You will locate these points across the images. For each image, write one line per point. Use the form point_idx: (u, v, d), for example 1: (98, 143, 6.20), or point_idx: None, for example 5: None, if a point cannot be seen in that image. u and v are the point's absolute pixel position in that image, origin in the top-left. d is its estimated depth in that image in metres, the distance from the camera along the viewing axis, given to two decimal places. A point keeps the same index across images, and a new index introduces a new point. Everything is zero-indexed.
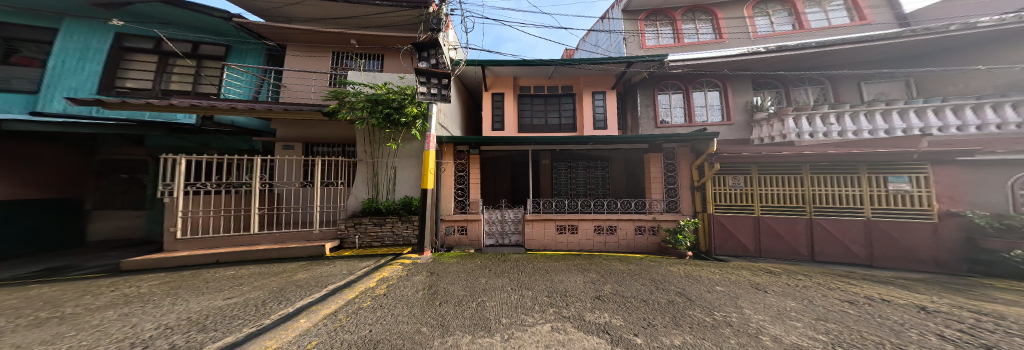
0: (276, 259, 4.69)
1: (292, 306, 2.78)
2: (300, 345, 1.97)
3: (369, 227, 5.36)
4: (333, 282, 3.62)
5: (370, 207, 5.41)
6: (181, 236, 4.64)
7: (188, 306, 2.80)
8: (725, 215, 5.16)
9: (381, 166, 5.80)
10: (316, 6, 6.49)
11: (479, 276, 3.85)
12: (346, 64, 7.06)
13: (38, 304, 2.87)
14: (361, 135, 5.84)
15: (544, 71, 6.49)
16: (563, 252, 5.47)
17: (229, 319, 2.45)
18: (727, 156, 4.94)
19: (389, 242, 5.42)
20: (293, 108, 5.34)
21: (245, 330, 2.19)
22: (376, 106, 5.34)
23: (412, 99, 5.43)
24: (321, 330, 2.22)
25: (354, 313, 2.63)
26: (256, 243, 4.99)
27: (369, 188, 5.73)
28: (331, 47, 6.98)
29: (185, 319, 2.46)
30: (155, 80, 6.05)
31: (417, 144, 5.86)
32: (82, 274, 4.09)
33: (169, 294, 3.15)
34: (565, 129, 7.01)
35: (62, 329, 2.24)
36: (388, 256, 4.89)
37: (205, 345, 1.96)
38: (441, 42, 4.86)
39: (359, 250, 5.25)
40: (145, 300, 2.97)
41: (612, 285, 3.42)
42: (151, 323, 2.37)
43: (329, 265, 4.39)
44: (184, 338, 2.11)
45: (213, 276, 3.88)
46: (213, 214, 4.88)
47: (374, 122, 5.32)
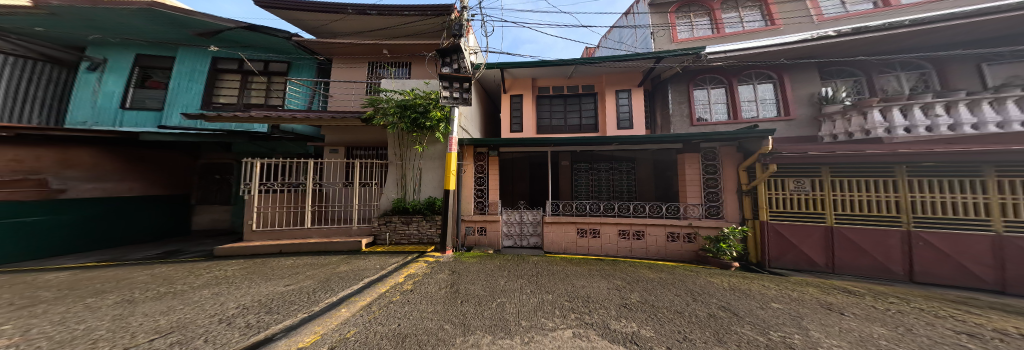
0: (323, 251, 5.17)
1: (336, 295, 3.05)
2: (341, 333, 2.13)
3: (397, 226, 5.69)
4: (367, 275, 3.89)
5: (399, 206, 5.77)
6: (256, 228, 5.38)
7: (258, 290, 3.17)
8: (784, 223, 4.61)
9: (409, 167, 6.11)
10: (351, 20, 7.11)
11: (498, 277, 3.88)
12: (379, 73, 7.59)
13: (159, 281, 3.50)
14: (391, 138, 6.21)
15: (564, 71, 6.41)
16: (583, 256, 5.31)
17: (288, 304, 2.75)
18: (787, 157, 4.36)
19: (416, 239, 5.70)
20: (337, 115, 5.86)
21: (299, 315, 2.44)
22: (405, 111, 5.65)
23: (435, 103, 5.66)
24: (358, 320, 2.40)
25: (386, 306, 2.80)
26: (308, 237, 5.55)
27: (399, 189, 6.08)
28: (365, 58, 7.55)
29: (257, 301, 2.80)
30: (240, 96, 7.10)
31: (440, 147, 6.11)
32: (188, 257, 4.91)
33: (246, 278, 3.61)
34: (586, 130, 6.80)
35: (173, 303, 2.70)
36: (414, 253, 5.12)
37: (270, 326, 2.21)
38: (463, 47, 4.99)
39: (390, 246, 5.59)
40: (230, 282, 3.45)
41: (640, 293, 3.23)
42: (234, 303, 2.75)
43: (365, 259, 4.74)
44: (256, 318, 2.39)
45: (278, 264, 4.40)
46: (280, 209, 5.59)
47: (403, 126, 5.63)
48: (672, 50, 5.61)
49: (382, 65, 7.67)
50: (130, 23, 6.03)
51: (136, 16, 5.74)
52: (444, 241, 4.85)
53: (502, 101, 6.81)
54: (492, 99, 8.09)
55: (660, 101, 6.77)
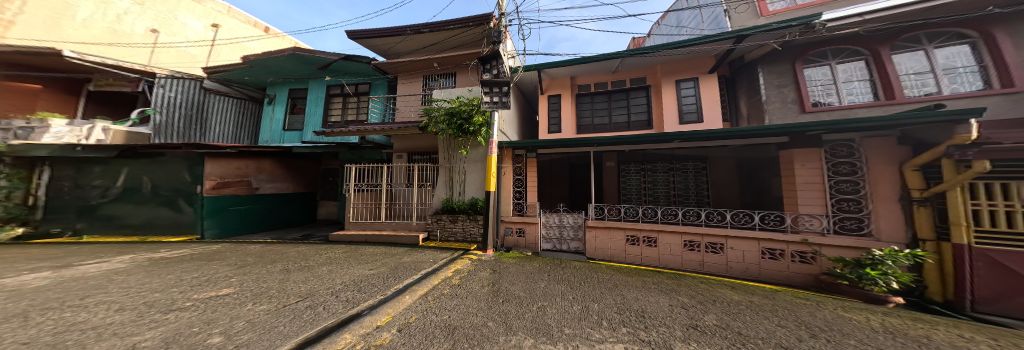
0: (391, 243, 6.04)
1: (401, 283, 3.50)
2: (406, 317, 2.45)
3: (445, 224, 6.16)
4: (424, 267, 4.33)
5: (447, 206, 6.27)
6: (351, 219, 6.57)
7: (354, 271, 3.90)
8: (1002, 251, 3.21)
9: (456, 170, 6.55)
10: (408, 39, 8.18)
11: (538, 280, 3.81)
12: (430, 85, 8.35)
13: (296, 257, 4.62)
14: (441, 143, 6.76)
15: (609, 65, 5.97)
16: (635, 266, 4.85)
17: (371, 285, 3.28)
18: (1010, 149, 3.08)
19: (461, 237, 6.06)
20: (400, 126, 6.71)
21: (379, 297, 2.92)
22: (452, 118, 6.07)
23: (477, 109, 5.93)
24: (417, 307, 2.71)
25: (439, 297, 3.09)
26: (382, 229, 6.49)
27: (448, 190, 6.57)
28: (420, 73, 8.42)
29: (353, 281, 3.44)
30: (341, 114, 8.74)
31: (481, 150, 6.40)
32: (310, 239, 6.37)
33: (343, 261, 4.46)
34: (636, 127, 6.21)
35: (306, 275, 3.57)
36: (459, 251, 5.46)
37: (362, 302, 2.75)
38: (502, 52, 5.12)
39: (440, 242, 6.10)
40: (339, 262, 4.33)
41: (717, 315, 2.75)
42: (338, 279, 3.45)
43: (422, 253, 5.28)
44: (349, 295, 2.93)
45: (367, 251, 5.28)
46: (368, 206, 6.63)
47: (450, 132, 6.07)
48: (759, 26, 4.69)
49: (433, 77, 8.42)
50: (277, 66, 8.16)
51: (286, 59, 7.82)
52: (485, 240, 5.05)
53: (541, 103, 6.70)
54: (530, 100, 8.02)
55: (743, 88, 5.85)
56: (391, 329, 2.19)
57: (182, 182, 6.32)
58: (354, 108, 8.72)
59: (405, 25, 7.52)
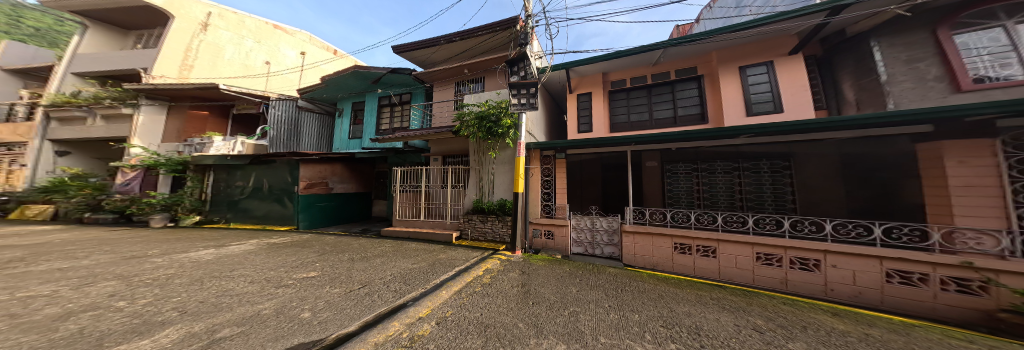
0: (429, 240, 6.50)
1: (437, 278, 3.77)
2: (443, 311, 2.69)
3: (476, 223, 6.35)
4: (456, 264, 4.55)
5: (477, 206, 6.45)
6: (399, 217, 7.27)
7: (399, 264, 4.38)
8: None
9: (485, 172, 6.71)
10: (441, 48, 8.74)
11: (570, 285, 3.66)
12: (462, 90, 8.74)
13: (354, 249, 5.35)
14: (471, 146, 6.97)
15: (649, 57, 5.60)
16: (687, 278, 4.27)
17: (420, 278, 3.73)
18: None
19: (491, 237, 6.19)
20: (435, 131, 7.13)
21: (421, 289, 3.27)
22: (481, 121, 6.22)
23: (504, 111, 6.02)
24: (452, 303, 2.93)
25: (472, 294, 3.24)
26: (422, 227, 7.01)
27: (478, 191, 6.77)
28: (452, 79, 8.85)
29: (399, 274, 3.90)
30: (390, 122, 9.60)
31: (509, 151, 6.45)
32: (367, 233, 7.29)
33: (388, 255, 4.98)
34: (682, 122, 5.67)
35: (359, 265, 4.24)
36: (489, 250, 5.58)
37: (407, 293, 3.14)
38: (529, 54, 5.13)
39: (471, 241, 6.31)
40: (386, 256, 4.87)
41: (803, 344, 2.27)
42: (388, 271, 3.99)
43: (456, 250, 5.54)
44: (397, 287, 3.34)
45: (410, 246, 5.81)
46: (408, 205, 7.22)
47: (480, 135, 6.22)
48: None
49: (464, 83, 8.80)
50: (341, 83, 9.29)
51: (348, 76, 8.83)
52: (513, 242, 5.04)
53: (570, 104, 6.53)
54: (557, 99, 7.81)
55: (847, 69, 4.91)
56: (431, 321, 2.47)
57: (283, 182, 7.73)
58: (396, 116, 9.54)
59: (437, 36, 8.05)
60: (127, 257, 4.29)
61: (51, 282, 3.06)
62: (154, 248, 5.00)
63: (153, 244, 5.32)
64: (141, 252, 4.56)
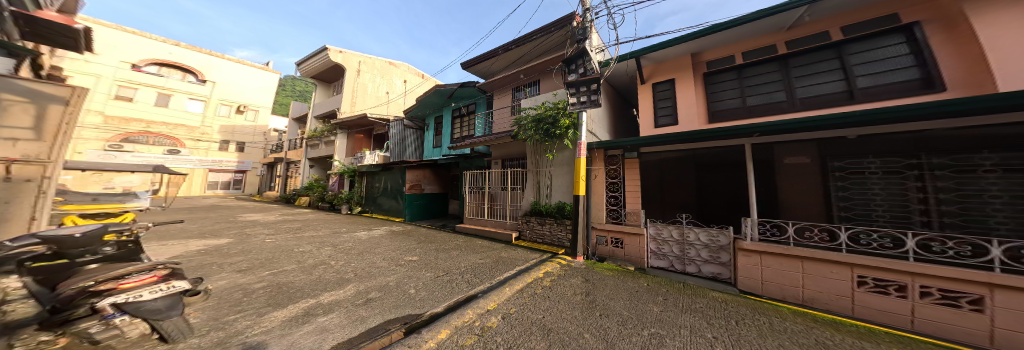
0: (491, 238, 6.84)
1: (499, 276, 4.01)
2: (506, 308, 2.89)
3: (534, 225, 6.30)
4: (516, 264, 4.66)
5: (535, 209, 6.40)
6: (467, 215, 7.96)
7: (469, 258, 4.97)
8: None
9: (542, 175, 6.57)
10: (501, 57, 9.27)
11: (646, 301, 3.13)
12: (518, 95, 8.92)
13: (437, 242, 6.51)
14: (529, 149, 6.93)
15: (780, 20, 4.22)
16: (900, 332, 2.60)
17: (485, 273, 4.17)
18: None
19: (549, 240, 6.01)
20: (495, 137, 7.50)
21: (487, 284, 3.64)
22: (539, 124, 6.16)
23: (563, 112, 5.81)
24: (515, 301, 3.09)
25: (533, 295, 3.30)
26: (485, 226, 7.45)
27: (535, 193, 6.68)
28: (510, 86, 9.17)
29: (470, 266, 4.48)
30: (460, 131, 10.59)
31: (568, 152, 6.07)
32: (446, 227, 8.41)
33: (460, 249, 5.75)
34: (862, 98, 3.85)
35: (449, 253, 5.34)
36: (548, 253, 5.43)
37: (477, 285, 3.61)
38: (589, 48, 4.79)
39: (529, 243, 6.32)
40: (459, 250, 5.64)
41: None
42: (464, 261, 4.78)
43: (515, 250, 5.65)
44: (469, 278, 3.90)
45: (478, 243, 6.36)
46: (473, 205, 7.84)
47: (537, 137, 6.17)
48: None
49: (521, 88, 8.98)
50: (427, 101, 10.83)
51: (432, 95, 10.21)
52: (574, 246, 4.70)
53: (642, 97, 5.64)
54: (621, 91, 6.95)
55: None
56: (497, 315, 2.73)
57: (395, 185, 10.05)
58: (463, 126, 10.50)
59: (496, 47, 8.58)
60: (314, 233, 6.60)
61: (304, 245, 5.34)
62: (332, 227, 7.60)
63: (344, 225, 8.08)
64: (340, 229, 7.53)
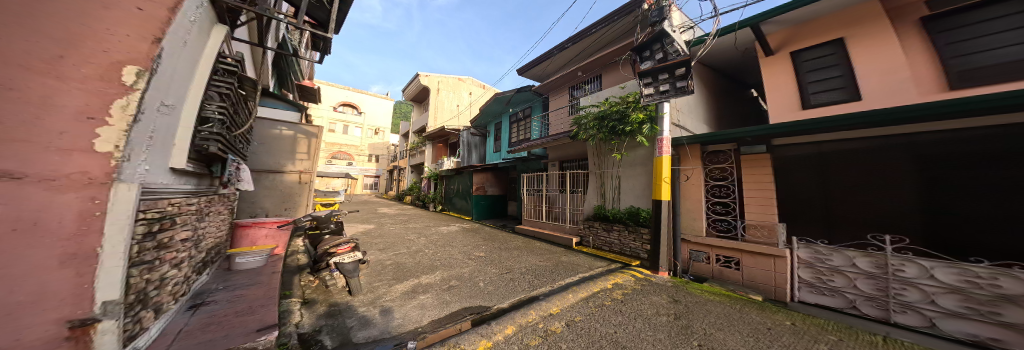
0: (550, 242, 6.62)
1: (562, 281, 3.95)
2: (571, 316, 2.82)
3: (599, 232, 5.74)
4: (579, 271, 4.42)
5: (600, 213, 5.78)
6: (526, 217, 7.92)
7: (530, 260, 5.11)
8: None
9: (608, 176, 5.91)
10: (559, 57, 9.10)
11: (773, 338, 2.32)
12: (576, 94, 8.52)
13: (500, 239, 6.98)
14: (590, 149, 6.36)
15: None
16: None
17: (547, 276, 4.22)
18: None
19: (617, 248, 5.35)
20: (552, 138, 7.25)
21: (548, 289, 3.67)
22: (603, 121, 5.45)
23: (636, 105, 4.91)
24: (581, 309, 2.97)
25: (602, 305, 3.08)
26: (543, 228, 7.27)
27: (599, 196, 6.06)
28: (568, 84, 8.87)
29: (531, 267, 4.69)
30: (519, 135, 10.80)
31: (644, 151, 5.11)
32: (506, 227, 8.65)
33: (521, 248, 6.03)
34: None
35: (513, 252, 5.72)
36: (616, 263, 4.84)
37: (537, 288, 3.74)
38: (670, 28, 3.94)
39: (593, 249, 5.76)
40: (520, 249, 5.94)
41: None
42: (527, 262, 5.02)
43: (576, 256, 5.27)
44: (531, 279, 4.08)
45: (536, 245, 6.30)
46: (532, 206, 7.75)
47: (602, 137, 5.47)
48: None
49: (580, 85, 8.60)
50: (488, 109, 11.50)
51: (490, 103, 10.79)
52: (655, 256, 3.88)
53: (778, 71, 4.29)
54: (739, 64, 5.35)
55: None
56: (562, 320, 2.75)
57: (465, 187, 11.11)
58: (520, 130, 10.69)
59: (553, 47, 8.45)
60: (415, 225, 8.62)
61: (410, 235, 7.28)
62: (416, 222, 9.22)
63: (427, 220, 9.70)
64: (420, 224, 8.93)
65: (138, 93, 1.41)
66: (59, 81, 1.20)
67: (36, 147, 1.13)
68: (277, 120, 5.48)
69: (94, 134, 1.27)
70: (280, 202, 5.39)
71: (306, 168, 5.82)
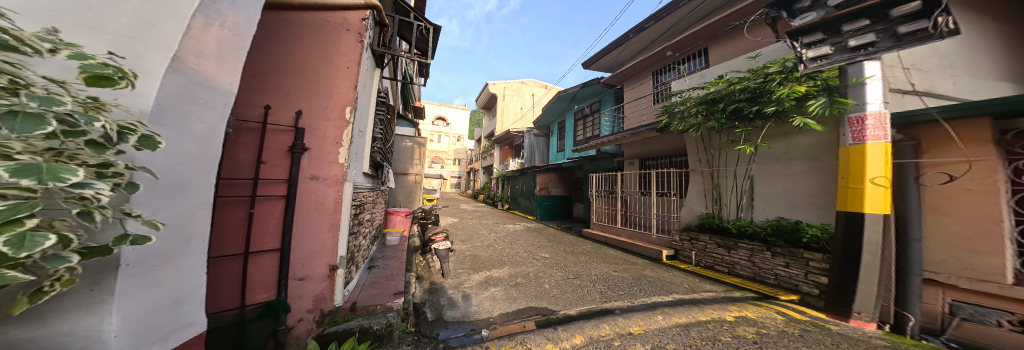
0: (629, 251, 5.48)
1: (648, 298, 3.17)
2: (660, 344, 2.22)
3: (710, 247, 4.00)
4: (675, 291, 3.39)
5: (710, 224, 4.03)
6: (595, 221, 7.02)
7: (603, 268, 4.42)
8: None
9: (721, 174, 4.10)
10: (636, 40, 7.91)
11: None
12: (663, 79, 7.20)
13: (566, 242, 6.45)
14: (691, 143, 4.65)
15: None
16: None
17: (627, 287, 3.53)
18: None
19: (745, 274, 3.54)
20: (635, 133, 6.13)
21: (627, 303, 3.05)
22: (715, 105, 3.93)
23: (790, 75, 3.15)
24: (676, 337, 2.30)
25: (712, 339, 2.26)
26: (618, 235, 6.18)
27: (709, 202, 4.25)
28: (653, 68, 7.44)
29: (606, 275, 4.04)
30: (586, 132, 9.88)
31: (810, 139, 3.17)
32: (572, 230, 7.94)
33: (592, 253, 5.39)
34: None
35: (581, 256, 5.15)
36: (746, 293, 3.21)
37: (612, 300, 3.14)
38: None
39: (697, 269, 4.11)
40: (591, 254, 5.31)
41: None
42: (602, 268, 4.38)
43: (670, 272, 4.11)
44: (605, 288, 3.49)
45: (609, 251, 5.51)
46: (602, 209, 6.82)
47: (714, 125, 3.87)
48: None
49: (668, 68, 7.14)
50: (552, 108, 10.90)
51: (554, 102, 10.25)
52: (841, 292, 2.60)
53: None
54: None
55: None
56: (647, 345, 2.21)
57: (529, 187, 10.88)
58: (588, 126, 9.78)
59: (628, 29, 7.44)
60: (484, 221, 8.90)
61: (481, 230, 7.50)
62: (483, 219, 9.52)
63: (493, 218, 9.89)
64: (488, 221, 9.14)
65: (350, 125, 2.32)
66: (326, 122, 2.23)
67: (324, 161, 2.20)
68: (404, 135, 6.54)
69: (338, 152, 2.26)
70: (407, 197, 6.81)
71: (419, 170, 6.96)
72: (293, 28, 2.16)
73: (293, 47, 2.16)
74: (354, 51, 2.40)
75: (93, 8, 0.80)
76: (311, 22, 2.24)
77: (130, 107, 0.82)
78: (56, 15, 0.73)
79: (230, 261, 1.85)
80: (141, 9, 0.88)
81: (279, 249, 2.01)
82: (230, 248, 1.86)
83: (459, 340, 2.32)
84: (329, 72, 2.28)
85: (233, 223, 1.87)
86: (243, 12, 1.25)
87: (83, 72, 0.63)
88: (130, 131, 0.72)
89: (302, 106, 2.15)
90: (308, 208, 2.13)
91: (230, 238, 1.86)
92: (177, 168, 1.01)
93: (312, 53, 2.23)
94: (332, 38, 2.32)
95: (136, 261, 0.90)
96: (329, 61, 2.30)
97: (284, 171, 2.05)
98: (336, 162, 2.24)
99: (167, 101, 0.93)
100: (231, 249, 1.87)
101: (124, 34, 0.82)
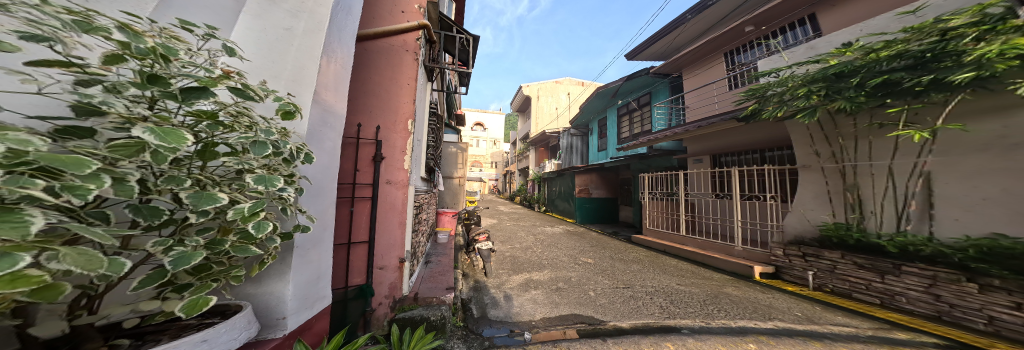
0: (699, 262, 4.55)
1: (735, 322, 2.51)
2: None
3: (840, 267, 3.05)
4: (779, 317, 2.61)
5: (840, 237, 3.05)
6: (652, 226, 6.12)
7: (665, 280, 3.75)
8: None
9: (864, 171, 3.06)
10: (697, 20, 6.82)
11: None
12: (741, 59, 6.01)
13: (615, 248, 5.76)
14: (799, 134, 3.65)
15: None
16: None
17: (700, 305, 2.89)
18: None
19: (914, 312, 2.54)
20: (703, 123, 5.14)
21: (699, 323, 2.48)
22: (841, 83, 2.99)
23: (999, 24, 2.13)
24: None
25: None
26: (682, 242, 5.23)
27: (838, 209, 3.24)
28: (726, 49, 6.28)
29: (666, 287, 3.41)
30: (634, 128, 8.84)
31: None
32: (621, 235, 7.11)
33: (649, 262, 4.65)
34: None
35: (636, 265, 4.49)
36: (912, 335, 2.28)
37: (678, 317, 2.60)
38: None
39: (816, 293, 3.16)
40: (648, 263, 4.60)
41: None
42: (663, 280, 3.71)
43: (767, 293, 3.23)
44: (666, 304, 2.93)
45: (672, 261, 4.69)
46: (660, 213, 5.91)
47: (843, 105, 2.90)
48: None
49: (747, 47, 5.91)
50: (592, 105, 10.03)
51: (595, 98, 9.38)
52: None
53: None
54: None
55: None
56: None
57: (568, 189, 10.25)
58: (636, 121, 8.74)
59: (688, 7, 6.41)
60: (524, 224, 8.70)
61: (520, 232, 7.34)
62: (522, 221, 9.33)
63: (533, 220, 9.59)
64: (526, 223, 8.92)
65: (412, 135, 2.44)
66: (394, 134, 2.38)
67: (394, 167, 2.35)
68: (448, 142, 6.89)
69: (404, 160, 2.40)
70: (451, 199, 7.09)
71: (462, 174, 7.25)
72: (371, 56, 2.41)
73: (377, 72, 2.41)
74: (411, 68, 2.52)
75: (278, 65, 1.27)
76: (382, 48, 2.46)
77: (298, 131, 1.25)
78: (260, 71, 1.22)
79: (340, 250, 2.11)
80: (298, 59, 1.33)
81: (368, 241, 2.22)
82: (338, 238, 2.11)
83: (504, 339, 2.22)
84: (396, 90, 2.45)
85: (342, 218, 2.14)
86: (346, 47, 1.68)
87: (280, 110, 0.94)
88: (300, 149, 1.07)
89: (380, 122, 2.35)
90: (388, 210, 2.31)
91: (340, 229, 2.12)
92: (319, 177, 1.43)
93: (384, 75, 2.43)
94: (401, 60, 2.50)
95: (301, 246, 1.30)
96: (400, 79, 2.48)
97: (369, 175, 2.26)
98: (403, 168, 2.38)
99: (313, 125, 1.37)
100: (339, 239, 2.12)
101: (290, 79, 1.28)
